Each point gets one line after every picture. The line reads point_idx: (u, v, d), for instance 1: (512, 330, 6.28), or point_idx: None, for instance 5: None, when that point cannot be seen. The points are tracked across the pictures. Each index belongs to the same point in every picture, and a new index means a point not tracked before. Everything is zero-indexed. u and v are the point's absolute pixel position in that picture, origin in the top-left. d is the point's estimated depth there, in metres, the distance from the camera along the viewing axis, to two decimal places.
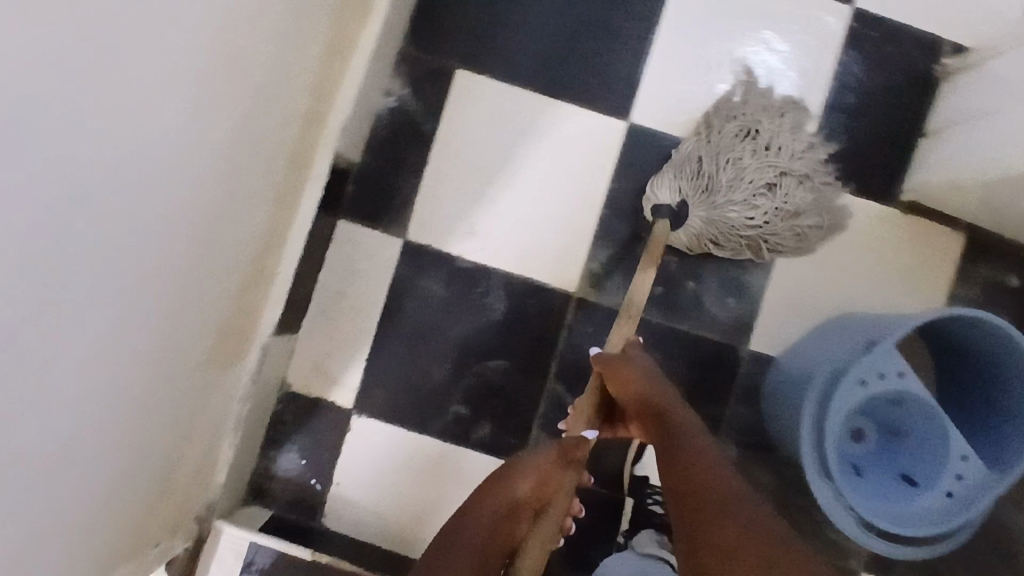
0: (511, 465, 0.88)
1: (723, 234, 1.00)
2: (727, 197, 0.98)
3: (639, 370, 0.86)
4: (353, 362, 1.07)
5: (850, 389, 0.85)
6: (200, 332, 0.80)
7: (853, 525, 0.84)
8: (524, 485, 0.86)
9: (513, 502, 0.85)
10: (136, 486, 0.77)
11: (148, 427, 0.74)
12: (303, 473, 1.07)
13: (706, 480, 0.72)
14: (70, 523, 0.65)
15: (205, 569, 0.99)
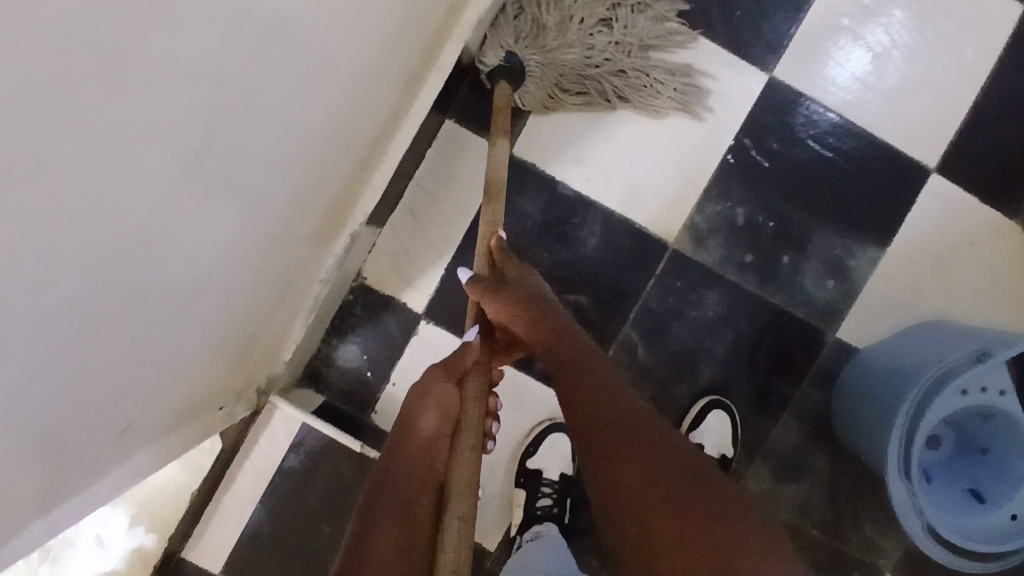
0: (407, 405, 0.69)
1: (560, 80, 0.96)
2: (550, 47, 0.92)
3: (523, 288, 0.76)
4: (433, 267, 1.04)
5: (950, 395, 0.83)
6: (306, 200, 0.76)
7: (920, 530, 0.82)
8: (429, 419, 0.67)
9: (422, 443, 0.66)
10: (217, 344, 0.75)
11: (241, 287, 0.72)
12: (361, 367, 1.06)
13: (621, 412, 0.69)
14: (159, 367, 0.64)
15: (254, 439, 0.99)
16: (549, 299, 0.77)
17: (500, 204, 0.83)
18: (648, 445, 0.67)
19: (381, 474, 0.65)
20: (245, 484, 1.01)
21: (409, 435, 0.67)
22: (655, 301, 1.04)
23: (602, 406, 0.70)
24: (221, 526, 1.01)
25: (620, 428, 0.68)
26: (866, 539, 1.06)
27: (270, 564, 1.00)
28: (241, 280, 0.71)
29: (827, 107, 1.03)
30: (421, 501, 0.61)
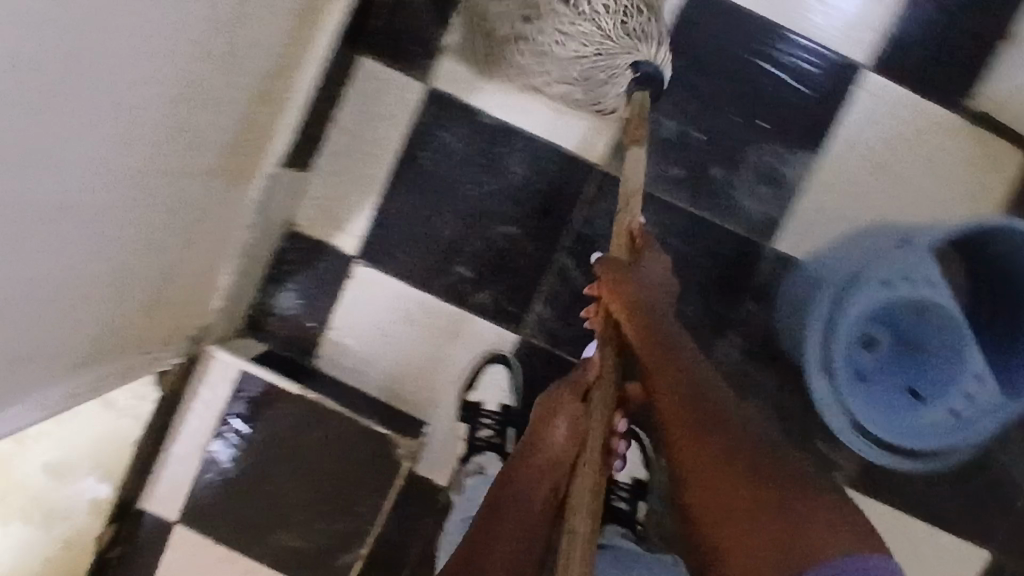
0: (537, 419, 0.78)
1: (632, 11, 0.88)
2: (592, 28, 0.87)
3: (643, 287, 0.76)
4: (361, 208, 1.04)
5: (871, 289, 0.81)
6: (205, 140, 0.76)
7: (843, 425, 0.82)
8: (557, 433, 0.77)
9: (550, 458, 0.76)
10: (126, 285, 0.76)
11: (145, 227, 0.74)
12: (300, 314, 1.06)
13: (703, 412, 0.68)
14: (67, 305, 0.67)
15: (196, 389, 1.01)
16: (665, 312, 0.76)
17: (635, 207, 0.84)
18: (737, 451, 0.65)
19: (505, 480, 0.76)
20: (192, 432, 1.03)
21: (539, 448, 0.76)
22: (587, 225, 1.04)
23: (678, 405, 0.69)
24: (173, 473, 1.04)
25: (694, 429, 0.68)
26: (816, 453, 1.06)
27: (224, 509, 1.04)
28: (144, 220, 0.73)
29: (793, 49, 1.00)
30: (533, 526, 0.72)
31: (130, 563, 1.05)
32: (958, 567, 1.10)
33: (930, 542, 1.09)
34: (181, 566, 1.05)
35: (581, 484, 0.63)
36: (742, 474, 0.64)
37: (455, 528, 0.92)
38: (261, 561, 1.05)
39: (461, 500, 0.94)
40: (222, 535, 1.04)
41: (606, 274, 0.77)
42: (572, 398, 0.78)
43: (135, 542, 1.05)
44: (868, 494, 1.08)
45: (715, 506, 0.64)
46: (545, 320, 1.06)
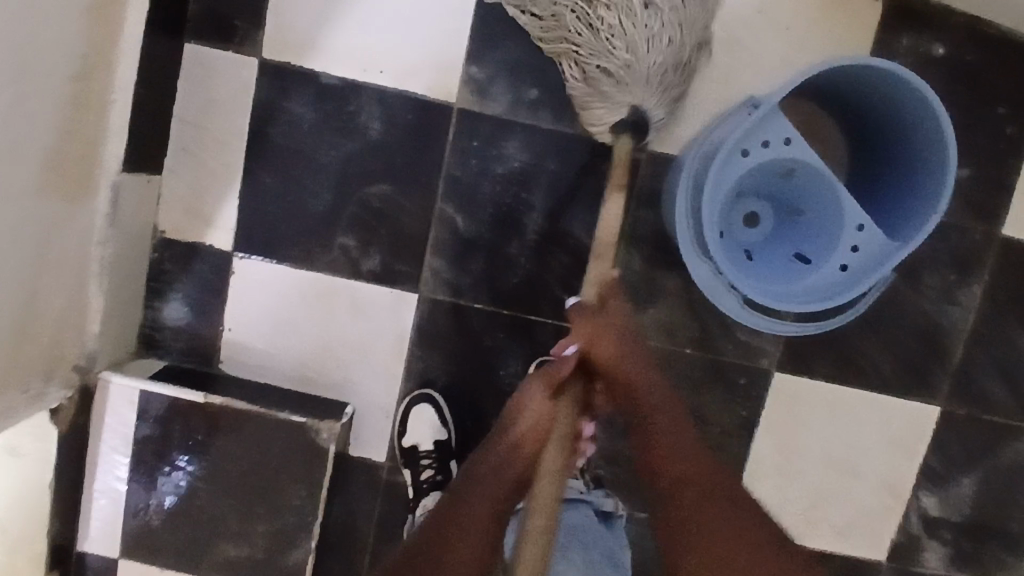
0: (502, 425, 0.68)
1: (677, 71, 0.87)
2: (653, 48, 0.85)
3: (620, 328, 0.71)
4: (225, 200, 1.00)
5: (729, 160, 0.78)
6: (26, 156, 0.73)
7: (736, 305, 0.79)
8: (522, 428, 0.67)
9: (509, 448, 0.68)
10: None
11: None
12: (191, 322, 1.03)
13: (694, 457, 0.70)
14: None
15: (100, 419, 0.98)
16: (642, 347, 0.72)
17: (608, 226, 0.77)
18: (723, 498, 0.68)
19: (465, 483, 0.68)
20: (106, 466, 0.99)
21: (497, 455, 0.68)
22: (458, 165, 1.00)
23: (671, 441, 0.70)
24: (99, 512, 1.01)
25: (695, 478, 0.69)
26: (742, 344, 1.05)
27: (162, 536, 1.01)
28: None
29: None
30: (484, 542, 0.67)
31: None
32: (910, 425, 1.09)
33: (878, 408, 1.08)
34: None
35: (545, 494, 0.65)
36: (735, 524, 0.67)
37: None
38: None
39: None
40: (168, 560, 1.02)
41: (587, 323, 0.71)
42: (535, 393, 0.68)
43: None
44: (805, 375, 1.06)
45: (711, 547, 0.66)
46: (441, 272, 1.03)
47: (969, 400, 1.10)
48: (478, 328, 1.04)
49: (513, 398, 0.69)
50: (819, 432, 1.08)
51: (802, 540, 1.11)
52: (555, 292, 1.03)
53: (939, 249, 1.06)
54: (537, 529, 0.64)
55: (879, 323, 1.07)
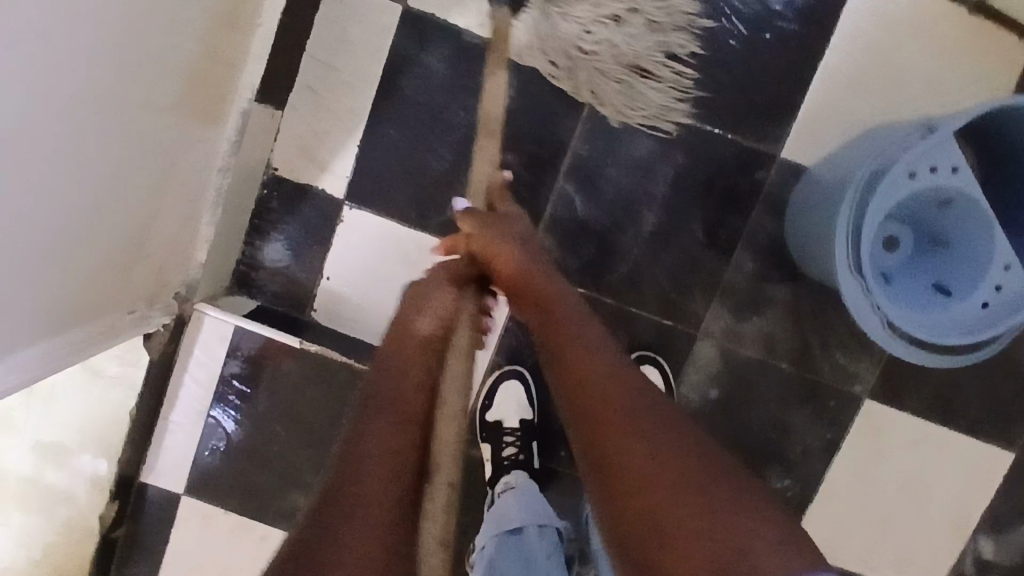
0: (405, 311, 0.70)
1: (552, 64, 0.93)
2: (570, 20, 0.89)
3: (514, 237, 0.74)
4: (345, 146, 0.97)
5: (897, 179, 0.77)
6: (172, 70, 0.70)
7: (879, 327, 0.77)
8: (426, 323, 0.68)
9: (411, 339, 0.67)
10: (104, 236, 0.70)
11: (113, 171, 0.67)
12: (290, 265, 1.00)
13: (609, 376, 0.61)
14: (31, 254, 0.59)
15: (188, 351, 0.95)
16: (540, 259, 0.74)
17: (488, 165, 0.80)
18: (641, 422, 0.57)
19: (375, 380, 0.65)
20: (188, 399, 0.97)
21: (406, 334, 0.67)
22: (585, 145, 0.98)
23: (584, 363, 0.62)
24: (173, 445, 0.98)
25: (613, 408, 0.58)
26: (837, 366, 1.04)
27: (233, 478, 0.99)
28: (113, 160, 0.66)
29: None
30: (407, 427, 0.60)
31: (138, 539, 1.01)
32: (985, 470, 1.09)
33: (953, 448, 1.08)
34: (192, 539, 1.01)
35: (458, 379, 0.64)
36: (659, 445, 0.56)
37: (490, 540, 0.91)
38: (279, 527, 1.01)
39: (493, 514, 0.94)
40: (234, 503, 1.00)
41: (483, 233, 0.73)
42: (439, 287, 0.71)
43: (141, 519, 1.01)
44: (892, 405, 1.06)
45: (626, 491, 0.55)
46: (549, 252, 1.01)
47: None
48: None
49: (413, 291, 0.73)
50: (895, 461, 1.08)
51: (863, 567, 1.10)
52: (661, 288, 1.02)
53: None
54: (454, 395, 0.63)
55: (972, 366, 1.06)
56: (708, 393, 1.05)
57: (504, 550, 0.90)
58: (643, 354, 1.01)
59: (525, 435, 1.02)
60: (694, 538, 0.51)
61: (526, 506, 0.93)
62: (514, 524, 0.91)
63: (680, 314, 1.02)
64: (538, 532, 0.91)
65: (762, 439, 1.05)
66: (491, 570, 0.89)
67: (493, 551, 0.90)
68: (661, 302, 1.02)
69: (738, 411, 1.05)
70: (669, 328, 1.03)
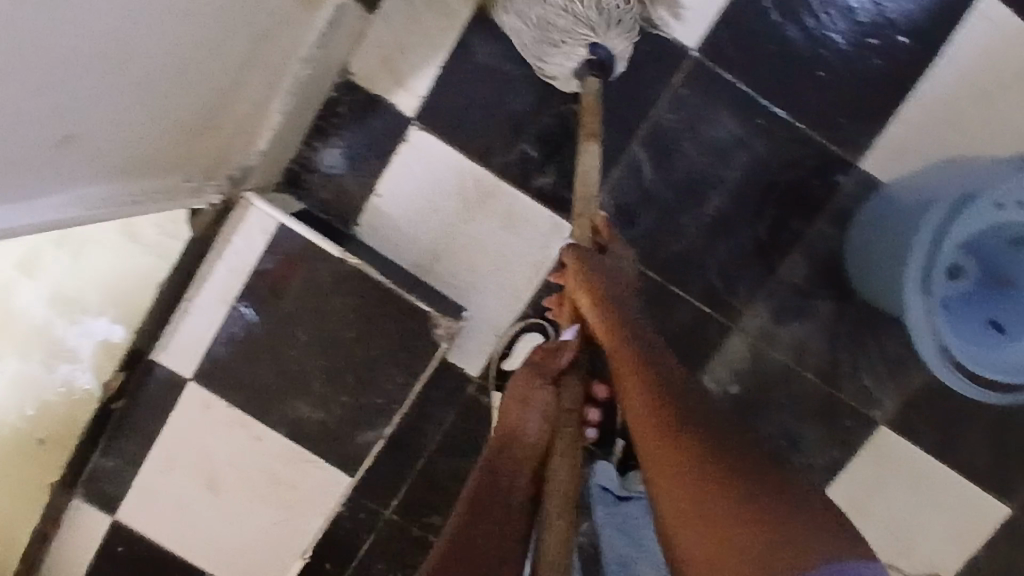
0: (509, 395, 0.75)
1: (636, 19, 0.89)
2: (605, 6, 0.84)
3: (603, 283, 0.75)
4: (426, 65, 0.95)
5: (984, 205, 0.78)
6: None
7: (933, 349, 0.77)
8: (534, 419, 0.73)
9: (523, 440, 0.72)
10: (176, 97, 0.67)
11: (212, 28, 0.65)
12: (343, 174, 0.98)
13: (663, 384, 0.64)
14: (119, 86, 0.58)
15: (227, 237, 0.93)
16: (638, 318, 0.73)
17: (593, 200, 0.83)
18: (691, 424, 0.60)
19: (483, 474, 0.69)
20: (215, 285, 0.95)
21: (513, 424, 0.73)
22: (668, 115, 0.96)
23: (635, 371, 0.66)
24: (191, 328, 0.97)
25: (662, 413, 0.62)
26: (862, 389, 1.03)
27: (244, 373, 0.98)
28: (207, 20, 0.63)
29: None
30: (508, 533, 0.64)
31: (133, 416, 1.00)
32: (976, 518, 1.10)
33: (958, 490, 1.08)
34: (191, 424, 1.01)
35: (563, 477, 0.65)
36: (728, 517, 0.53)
37: None
38: (279, 430, 1.01)
39: None
40: (241, 398, 0.99)
41: (575, 276, 0.76)
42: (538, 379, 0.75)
43: (142, 394, 1.00)
44: (906, 439, 1.06)
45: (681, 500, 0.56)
46: (606, 215, 0.99)
47: None
48: None
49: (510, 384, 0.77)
50: (894, 493, 1.08)
51: None
52: (709, 276, 1.01)
53: None
54: (561, 488, 0.64)
55: (997, 416, 1.06)
56: (729, 388, 1.04)
57: None
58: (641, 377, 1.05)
59: None
60: (740, 530, 0.52)
61: None
62: None
63: (719, 305, 1.02)
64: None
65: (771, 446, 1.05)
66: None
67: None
68: (704, 289, 1.01)
69: (754, 413, 1.05)
70: (704, 317, 1.02)
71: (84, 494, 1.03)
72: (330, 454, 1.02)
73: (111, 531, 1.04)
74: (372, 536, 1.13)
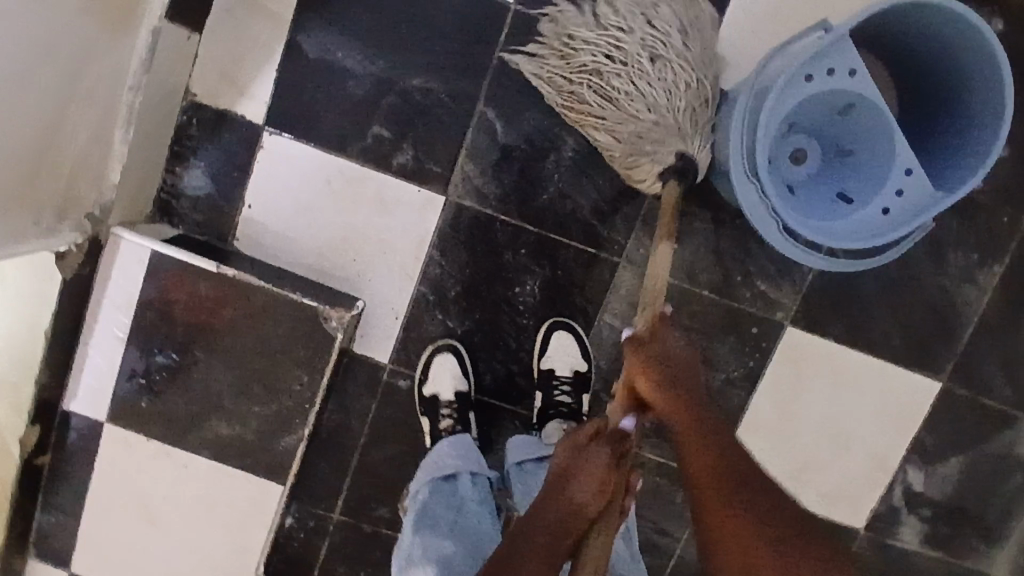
0: (570, 454, 0.70)
1: (708, 110, 0.91)
2: (658, 104, 0.89)
3: (676, 367, 0.71)
4: (263, 70, 0.98)
5: (796, 78, 0.79)
6: None
7: (774, 227, 0.80)
8: (583, 489, 0.67)
9: (570, 511, 0.66)
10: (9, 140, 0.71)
11: (18, 66, 0.67)
12: (211, 193, 1.01)
13: (743, 489, 0.64)
14: None
15: (105, 274, 0.95)
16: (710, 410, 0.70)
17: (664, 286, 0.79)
18: (777, 538, 0.61)
19: (527, 526, 0.67)
20: (106, 323, 0.97)
21: (564, 486, 0.68)
22: (505, 70, 0.99)
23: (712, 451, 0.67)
24: (93, 371, 0.98)
25: (732, 476, 0.65)
26: (759, 295, 1.04)
27: (152, 404, 0.99)
28: (18, 60, 0.67)
29: None
30: None
31: (60, 468, 1.02)
32: (909, 393, 1.09)
33: (880, 374, 1.08)
34: (116, 467, 1.02)
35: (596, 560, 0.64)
36: None
37: (424, 486, 0.95)
38: (201, 454, 1.01)
39: (429, 460, 0.98)
40: (156, 431, 1.00)
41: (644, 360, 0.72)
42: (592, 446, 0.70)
43: (64, 446, 1.01)
44: (816, 334, 1.06)
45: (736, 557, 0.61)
46: (472, 179, 1.01)
47: (973, 384, 1.09)
48: (502, 241, 1.03)
49: (566, 442, 0.71)
50: (817, 390, 1.08)
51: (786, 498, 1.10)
52: (585, 216, 1.02)
53: (968, 230, 1.05)
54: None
55: (902, 293, 1.06)
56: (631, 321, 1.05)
57: (437, 494, 0.94)
58: (551, 322, 1.04)
59: (460, 406, 1.04)
60: None
61: (460, 455, 0.97)
62: (447, 471, 0.95)
63: (601, 241, 1.03)
64: (470, 480, 0.95)
65: None
66: (421, 512, 0.92)
67: (426, 499, 0.93)
68: (582, 230, 1.03)
69: None
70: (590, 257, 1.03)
71: (37, 553, 1.06)
72: (257, 466, 1.02)
73: None
74: (326, 542, 1.12)
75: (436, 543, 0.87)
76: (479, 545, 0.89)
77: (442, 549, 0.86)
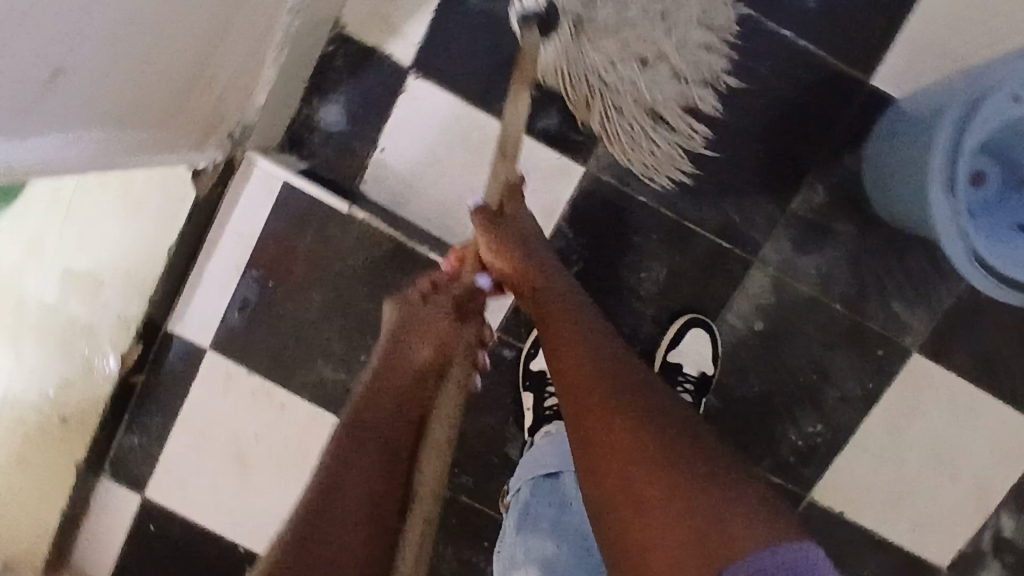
0: (402, 330, 0.75)
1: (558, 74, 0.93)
2: (596, 50, 0.92)
3: (518, 228, 0.80)
4: (419, 11, 0.94)
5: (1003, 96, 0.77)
6: None
7: (962, 252, 0.75)
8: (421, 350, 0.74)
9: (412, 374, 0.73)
10: (177, 45, 0.66)
11: None
12: (345, 131, 0.97)
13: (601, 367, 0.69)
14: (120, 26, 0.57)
15: (234, 200, 0.93)
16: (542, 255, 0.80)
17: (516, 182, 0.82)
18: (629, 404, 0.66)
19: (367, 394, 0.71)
20: (226, 251, 0.95)
21: (401, 361, 0.73)
22: None
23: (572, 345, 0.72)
24: (206, 296, 0.96)
25: (598, 388, 0.68)
26: (891, 316, 1.01)
27: (261, 339, 0.98)
28: None
29: None
30: (391, 464, 0.67)
31: (155, 389, 1.00)
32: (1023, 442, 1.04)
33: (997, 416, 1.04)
34: (213, 396, 1.00)
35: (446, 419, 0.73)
36: (655, 472, 0.62)
37: (526, 484, 0.85)
38: (302, 395, 1.00)
39: (528, 455, 0.87)
40: (261, 365, 0.99)
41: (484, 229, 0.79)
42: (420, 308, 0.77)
43: (162, 368, 0.99)
44: (940, 364, 1.02)
45: (618, 485, 0.62)
46: (615, 154, 0.98)
47: None
48: (634, 223, 0.99)
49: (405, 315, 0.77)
50: (930, 423, 1.04)
51: (877, 527, 1.07)
52: (725, 210, 0.99)
53: None
54: (447, 419, 0.74)
55: None
56: (753, 324, 1.02)
57: (540, 495, 0.84)
58: (692, 316, 1.00)
59: None
60: (668, 499, 0.60)
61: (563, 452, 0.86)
62: (551, 469, 0.84)
63: (737, 238, 0.99)
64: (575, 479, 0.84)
65: (800, 380, 1.03)
66: (524, 513, 0.84)
67: (527, 497, 0.84)
68: (720, 222, 0.99)
69: (780, 346, 1.02)
70: (721, 252, 1.00)
71: (111, 474, 1.03)
72: None
73: (141, 510, 1.04)
74: None
75: (539, 544, 0.80)
76: (587, 545, 0.81)
77: (546, 553, 0.80)
